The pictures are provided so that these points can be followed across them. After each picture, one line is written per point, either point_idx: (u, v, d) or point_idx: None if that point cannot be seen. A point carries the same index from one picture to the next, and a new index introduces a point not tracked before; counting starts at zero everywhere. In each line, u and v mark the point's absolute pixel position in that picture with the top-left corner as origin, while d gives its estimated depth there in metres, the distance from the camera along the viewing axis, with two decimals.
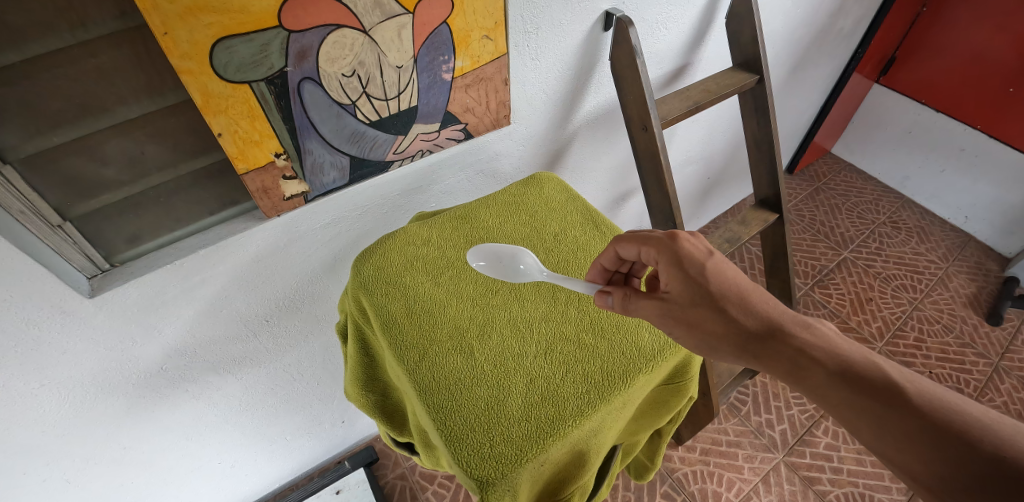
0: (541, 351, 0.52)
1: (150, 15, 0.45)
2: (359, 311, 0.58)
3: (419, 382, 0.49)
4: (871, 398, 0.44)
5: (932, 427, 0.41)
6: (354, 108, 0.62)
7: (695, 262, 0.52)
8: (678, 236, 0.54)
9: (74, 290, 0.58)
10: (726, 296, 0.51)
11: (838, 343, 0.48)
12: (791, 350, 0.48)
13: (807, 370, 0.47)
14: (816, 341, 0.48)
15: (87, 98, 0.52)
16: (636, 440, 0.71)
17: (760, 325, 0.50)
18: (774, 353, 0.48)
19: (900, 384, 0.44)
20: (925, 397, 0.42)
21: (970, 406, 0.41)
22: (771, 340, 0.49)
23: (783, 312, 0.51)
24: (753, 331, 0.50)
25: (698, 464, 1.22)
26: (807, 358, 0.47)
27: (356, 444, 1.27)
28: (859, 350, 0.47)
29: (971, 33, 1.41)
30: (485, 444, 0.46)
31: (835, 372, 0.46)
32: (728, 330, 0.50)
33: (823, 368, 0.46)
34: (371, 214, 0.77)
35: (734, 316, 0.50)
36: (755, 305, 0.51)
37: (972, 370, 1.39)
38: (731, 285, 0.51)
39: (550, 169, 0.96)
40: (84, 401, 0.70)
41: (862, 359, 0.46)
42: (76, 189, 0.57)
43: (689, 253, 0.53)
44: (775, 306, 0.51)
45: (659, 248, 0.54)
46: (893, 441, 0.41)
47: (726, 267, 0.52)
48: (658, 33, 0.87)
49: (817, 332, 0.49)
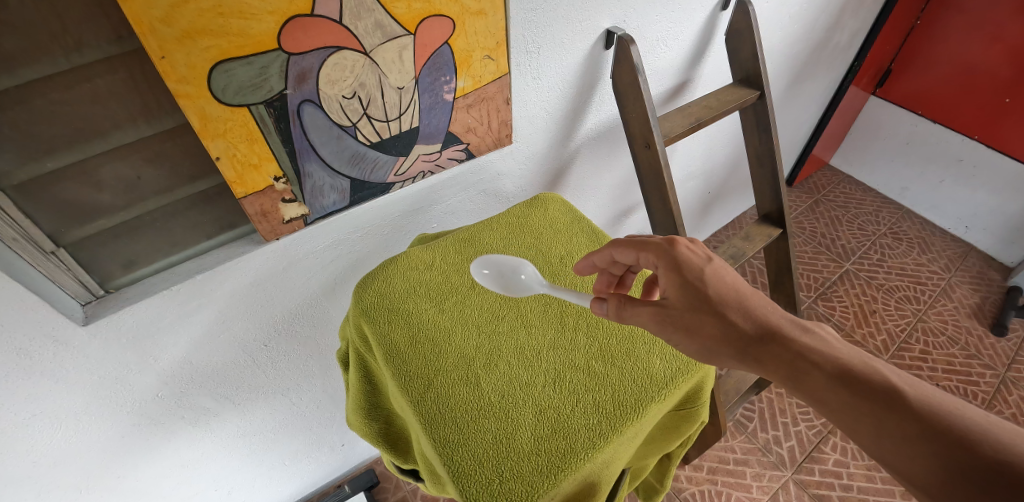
0: (549, 381, 0.50)
1: (146, 39, 0.44)
2: (361, 339, 0.56)
3: (425, 414, 0.47)
4: (870, 402, 0.42)
5: (934, 434, 0.39)
6: (354, 130, 0.61)
7: (692, 267, 0.52)
8: (678, 243, 0.54)
9: (68, 318, 0.57)
10: (727, 301, 0.50)
11: (836, 346, 0.46)
12: (790, 353, 0.47)
13: (807, 374, 0.45)
14: (816, 345, 0.47)
15: (83, 123, 0.51)
16: (645, 463, 0.69)
17: (759, 327, 0.49)
18: (773, 355, 0.47)
19: (901, 390, 0.42)
20: (927, 403, 0.41)
21: (971, 411, 0.39)
22: (771, 343, 0.47)
23: (782, 316, 0.49)
24: (752, 335, 0.48)
25: (706, 484, 1.19)
26: (807, 362, 0.46)
27: (356, 467, 1.24)
28: (858, 353, 0.46)
29: (964, 45, 1.42)
30: (495, 481, 0.44)
31: (835, 376, 0.44)
32: (727, 335, 0.48)
33: (821, 370, 0.45)
34: (371, 236, 0.76)
35: (735, 320, 0.49)
36: (755, 309, 0.50)
37: (980, 383, 1.37)
38: (731, 290, 0.50)
39: (552, 187, 0.95)
40: (77, 430, 0.68)
41: (861, 363, 0.45)
42: (72, 215, 0.56)
43: (688, 260, 0.52)
44: (774, 310, 0.50)
45: (658, 254, 0.54)
46: (894, 449, 0.40)
47: (726, 274, 0.51)
48: (659, 50, 0.87)
49: (815, 335, 0.48)
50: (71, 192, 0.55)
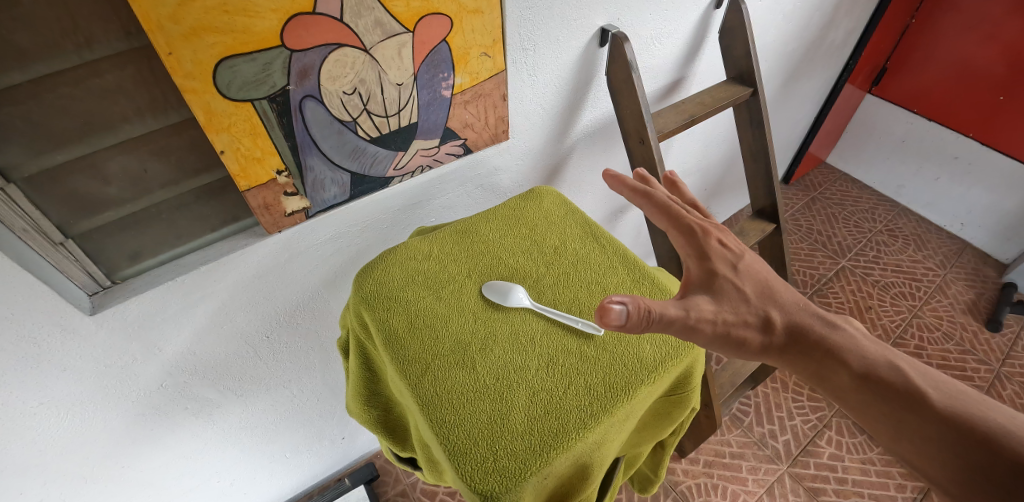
0: (543, 364, 0.51)
1: (154, 36, 0.46)
2: (361, 327, 0.58)
3: (421, 396, 0.49)
4: (893, 403, 0.48)
5: (954, 433, 0.45)
6: (354, 125, 0.63)
7: (726, 261, 0.55)
8: (709, 231, 0.57)
9: (76, 307, 0.58)
10: (763, 298, 0.54)
11: (863, 345, 0.51)
12: (819, 352, 0.51)
13: (833, 373, 0.50)
14: (845, 343, 0.51)
15: (91, 118, 0.53)
16: (638, 451, 0.70)
17: (789, 325, 0.53)
18: (802, 356, 0.51)
19: (924, 389, 0.47)
20: (949, 401, 0.46)
21: (996, 414, 0.45)
22: (802, 342, 0.52)
23: (811, 312, 0.53)
24: (783, 333, 0.52)
25: (702, 477, 1.21)
26: (835, 361, 0.50)
27: (357, 461, 1.26)
28: (883, 349, 0.51)
29: (959, 43, 1.43)
30: (489, 459, 0.45)
31: (859, 376, 0.49)
32: (762, 333, 0.52)
33: (848, 371, 0.50)
34: (371, 228, 0.77)
35: (769, 317, 0.53)
36: (787, 307, 0.54)
37: (974, 377, 1.38)
38: (763, 286, 0.54)
39: (549, 182, 0.97)
40: (83, 418, 0.69)
41: (885, 363, 0.50)
42: (80, 207, 0.58)
43: (720, 252, 0.55)
44: (804, 307, 0.54)
45: (690, 242, 0.56)
46: (914, 446, 0.46)
47: (756, 268, 0.55)
48: (653, 49, 0.89)
49: (844, 332, 0.52)
50: (79, 184, 0.56)
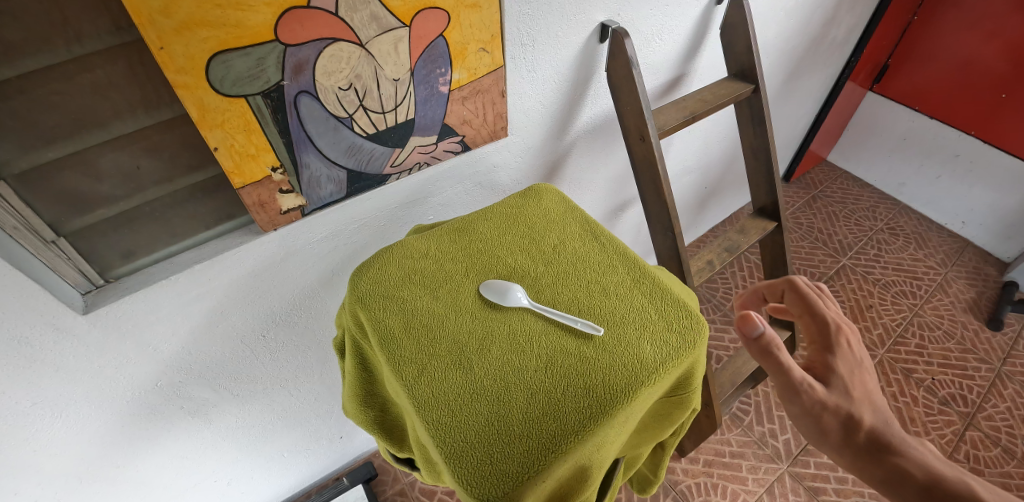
0: (541, 365, 0.50)
1: (145, 30, 0.45)
2: (356, 326, 0.57)
3: (417, 397, 0.48)
4: None
5: None
6: (351, 121, 0.62)
7: (847, 361, 0.56)
8: (842, 329, 0.59)
9: (68, 306, 0.58)
10: (861, 402, 0.55)
11: (939, 467, 0.51)
12: (889, 464, 0.52)
13: (901, 483, 0.51)
14: (918, 460, 0.52)
15: (82, 113, 0.52)
16: (638, 452, 0.69)
17: (872, 432, 0.54)
18: (873, 462, 0.52)
19: None
20: None
21: None
22: (879, 448, 0.53)
23: (894, 429, 0.54)
24: (865, 436, 0.53)
25: (701, 476, 1.20)
26: (903, 472, 0.51)
27: (355, 460, 1.25)
28: (959, 474, 0.51)
29: (962, 40, 1.42)
30: (486, 462, 0.44)
31: (926, 491, 0.50)
32: (845, 430, 0.54)
33: (917, 487, 0.50)
34: (369, 226, 0.76)
35: (859, 419, 0.54)
36: (879, 415, 0.55)
37: (975, 376, 1.37)
38: (866, 390, 0.55)
39: (548, 180, 0.96)
40: (77, 418, 0.68)
41: (960, 486, 0.50)
42: (72, 205, 0.57)
43: (846, 353, 0.57)
44: (892, 423, 0.54)
45: (818, 334, 0.59)
46: None
47: (870, 378, 0.56)
48: (654, 45, 0.88)
49: (923, 454, 0.52)
50: (71, 182, 0.55)
